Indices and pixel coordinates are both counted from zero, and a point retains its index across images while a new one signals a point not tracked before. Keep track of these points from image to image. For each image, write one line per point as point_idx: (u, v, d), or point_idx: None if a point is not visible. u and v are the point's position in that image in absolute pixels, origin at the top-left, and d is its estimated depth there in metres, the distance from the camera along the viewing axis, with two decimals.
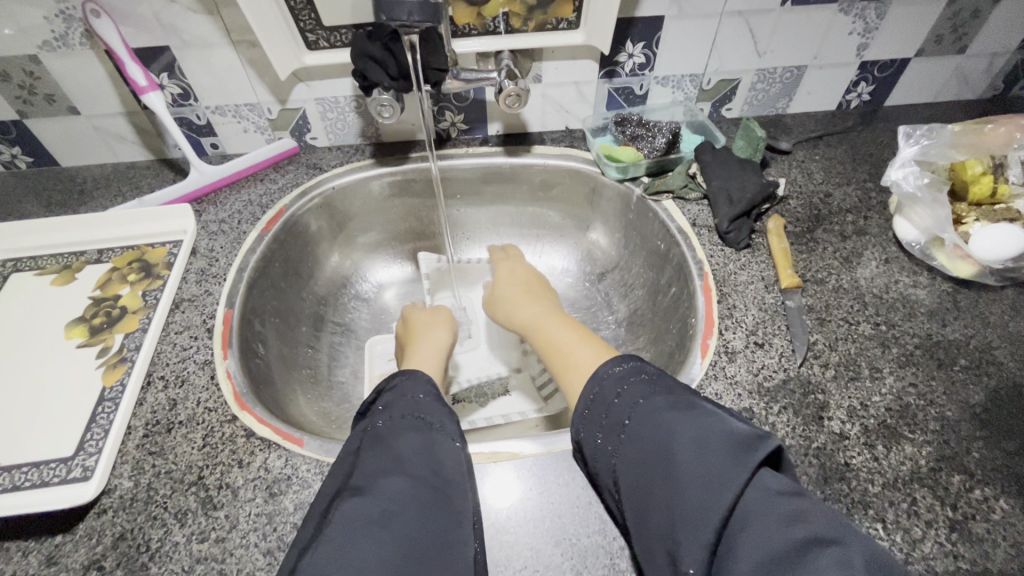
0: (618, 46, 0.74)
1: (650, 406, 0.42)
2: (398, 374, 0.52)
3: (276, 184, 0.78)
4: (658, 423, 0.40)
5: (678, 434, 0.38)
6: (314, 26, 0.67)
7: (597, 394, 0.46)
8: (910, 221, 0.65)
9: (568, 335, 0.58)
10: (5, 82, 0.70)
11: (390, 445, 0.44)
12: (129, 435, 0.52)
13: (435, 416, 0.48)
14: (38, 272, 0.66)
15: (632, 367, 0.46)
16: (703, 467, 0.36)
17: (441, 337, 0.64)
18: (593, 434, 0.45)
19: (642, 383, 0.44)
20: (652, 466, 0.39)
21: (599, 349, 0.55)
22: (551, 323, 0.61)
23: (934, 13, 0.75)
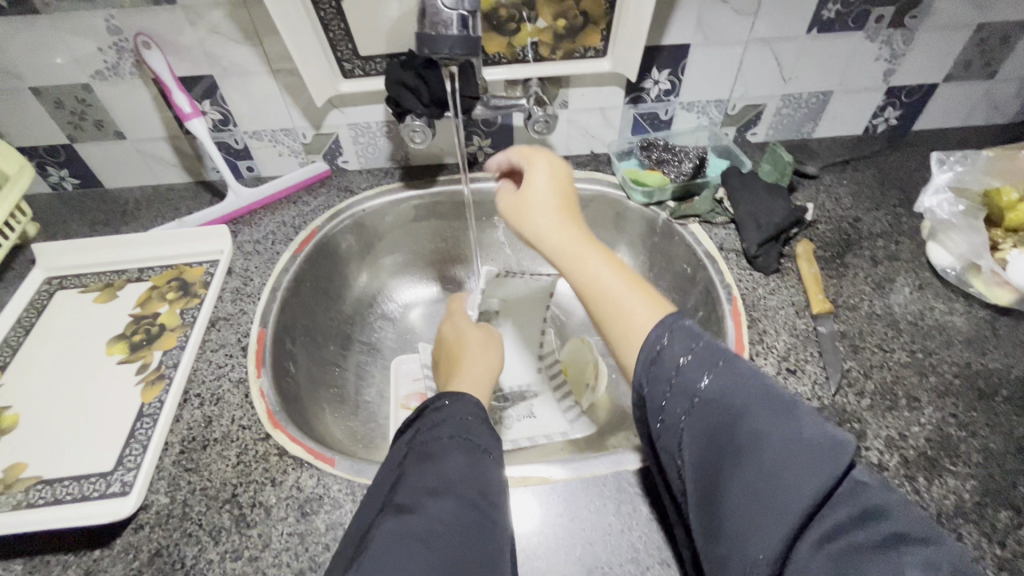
0: (644, 73, 0.76)
1: (726, 381, 0.36)
2: (447, 396, 0.53)
3: (309, 206, 0.80)
4: (737, 406, 0.34)
5: (761, 420, 0.33)
6: (350, 55, 0.70)
7: (656, 363, 0.39)
8: (944, 247, 0.64)
9: (615, 279, 0.47)
10: (59, 109, 0.74)
11: (436, 463, 0.46)
12: (166, 451, 0.53)
13: (481, 438, 0.49)
14: (82, 290, 0.68)
15: (681, 329, 0.40)
16: (788, 462, 0.31)
17: (491, 358, 0.64)
18: (654, 394, 0.38)
19: (706, 348, 0.38)
20: (725, 453, 0.34)
21: (655, 299, 0.45)
22: (597, 262, 0.49)
23: (961, 39, 0.75)
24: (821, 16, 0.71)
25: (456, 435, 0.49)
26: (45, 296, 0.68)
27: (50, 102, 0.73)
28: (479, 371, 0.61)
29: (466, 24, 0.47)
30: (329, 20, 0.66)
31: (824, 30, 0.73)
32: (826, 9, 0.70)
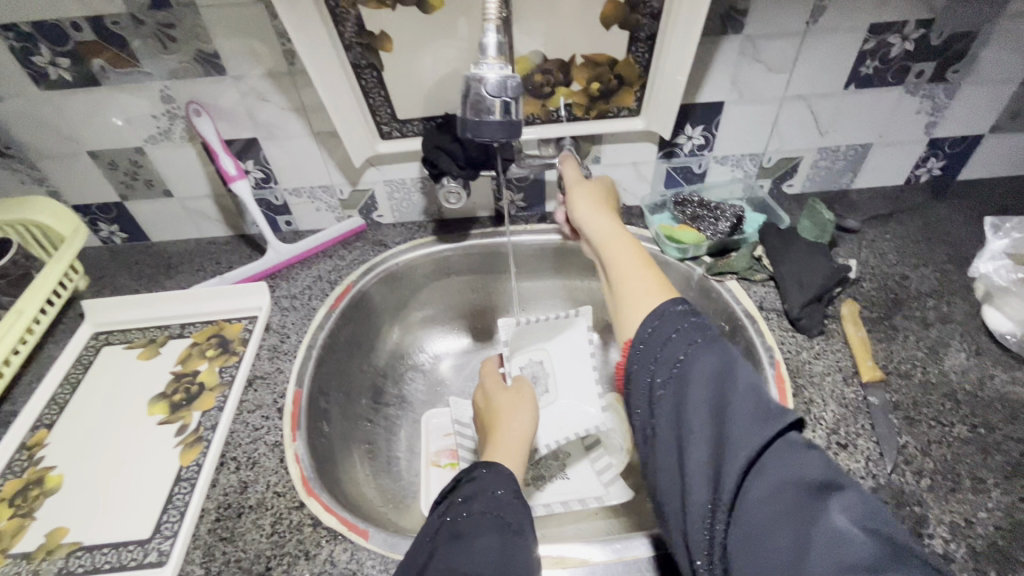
0: (678, 129, 0.76)
1: (699, 357, 0.44)
2: (479, 466, 0.53)
3: (344, 260, 0.81)
4: (705, 375, 0.42)
5: (723, 388, 0.41)
6: (389, 118, 0.71)
7: (655, 325, 0.49)
8: (1003, 312, 0.61)
9: (632, 261, 0.58)
10: (112, 170, 0.78)
11: (467, 542, 0.45)
12: (202, 518, 0.53)
13: (514, 518, 0.48)
14: (127, 346, 0.70)
15: (683, 314, 0.49)
16: (739, 419, 0.38)
17: (525, 422, 0.62)
18: (645, 358, 0.47)
19: (695, 327, 0.47)
20: (691, 412, 0.41)
21: (658, 286, 0.54)
22: (630, 255, 0.58)
23: (1007, 92, 0.73)
24: (859, 72, 0.70)
25: (487, 513, 0.48)
26: (91, 352, 0.70)
27: (105, 164, 0.77)
28: (513, 440, 0.60)
29: (509, 110, 0.48)
30: (370, 88, 0.68)
31: (862, 85, 0.72)
32: (864, 66, 0.70)
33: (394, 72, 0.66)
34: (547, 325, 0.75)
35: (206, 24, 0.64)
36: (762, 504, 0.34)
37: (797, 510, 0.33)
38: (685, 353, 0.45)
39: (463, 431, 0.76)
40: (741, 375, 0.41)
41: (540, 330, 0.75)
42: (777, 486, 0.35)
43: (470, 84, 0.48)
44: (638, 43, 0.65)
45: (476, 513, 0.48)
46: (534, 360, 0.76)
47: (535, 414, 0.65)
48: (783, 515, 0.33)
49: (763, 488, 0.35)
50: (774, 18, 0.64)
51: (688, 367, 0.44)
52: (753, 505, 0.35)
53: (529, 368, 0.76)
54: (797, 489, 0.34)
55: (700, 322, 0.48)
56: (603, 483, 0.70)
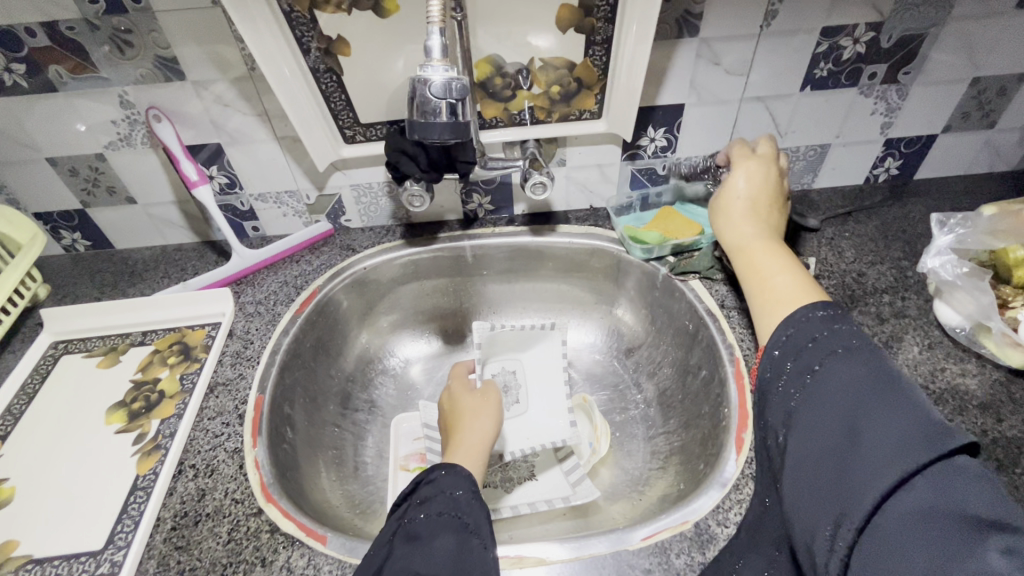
0: (640, 132, 0.77)
1: (845, 364, 0.42)
2: (439, 467, 0.52)
3: (311, 264, 0.81)
4: (849, 383, 0.41)
5: (870, 400, 0.39)
6: (352, 123, 0.71)
7: (795, 331, 0.47)
8: (952, 307, 0.63)
9: (774, 264, 0.55)
10: (73, 177, 0.77)
11: (426, 546, 0.45)
12: (158, 527, 0.52)
13: (473, 518, 0.48)
14: (86, 355, 0.69)
15: (817, 317, 0.47)
16: (888, 436, 0.36)
17: (487, 424, 0.63)
18: (781, 357, 0.46)
19: (844, 333, 0.44)
20: (828, 420, 0.40)
21: (811, 289, 0.51)
22: (768, 257, 0.56)
23: (956, 92, 0.75)
24: (813, 74, 0.72)
25: (445, 514, 0.48)
26: (49, 361, 0.69)
27: (65, 171, 0.76)
28: (473, 442, 0.60)
29: (454, 112, 0.49)
30: (331, 92, 0.68)
31: (818, 87, 0.73)
32: (818, 68, 0.71)
33: (354, 76, 0.66)
34: (522, 335, 0.76)
35: (162, 29, 0.63)
36: (903, 538, 0.32)
37: (951, 548, 0.31)
38: (825, 364, 0.43)
39: (431, 434, 0.75)
40: (898, 391, 0.39)
41: (513, 339, 0.75)
42: (924, 520, 0.32)
43: (416, 86, 0.49)
44: (596, 46, 0.66)
45: (435, 514, 0.48)
46: (506, 369, 0.76)
47: (497, 420, 0.64)
48: (926, 543, 0.32)
49: (905, 522, 0.33)
50: (728, 21, 0.66)
51: (830, 375, 0.42)
52: (891, 538, 0.33)
53: (501, 376, 0.76)
54: (951, 522, 0.32)
55: (856, 328, 0.45)
56: (570, 483, 0.70)
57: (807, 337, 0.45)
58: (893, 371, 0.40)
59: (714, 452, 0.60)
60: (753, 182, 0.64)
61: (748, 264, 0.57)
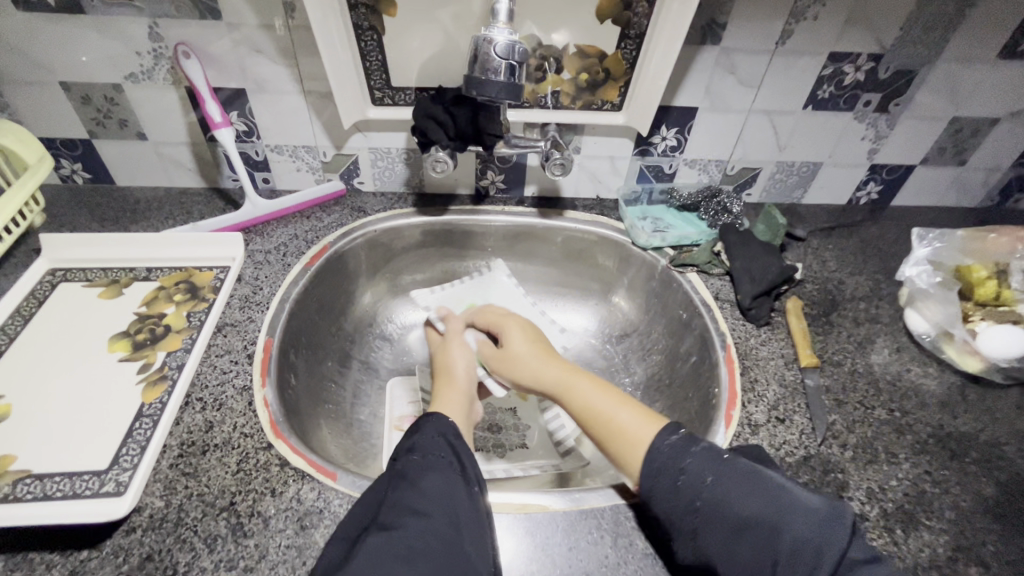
0: (654, 129, 0.81)
1: (735, 481, 0.45)
2: (421, 417, 0.54)
3: (322, 221, 0.82)
4: (742, 491, 0.44)
5: (767, 505, 0.43)
6: (383, 85, 0.73)
7: (658, 469, 0.48)
8: (922, 315, 0.69)
9: (605, 401, 0.55)
10: (85, 105, 0.75)
11: (413, 482, 0.47)
12: (165, 453, 0.52)
13: (455, 457, 0.50)
14: (87, 284, 0.68)
15: (683, 433, 0.49)
16: (783, 525, 0.42)
17: (461, 364, 0.66)
18: (663, 489, 0.47)
19: (709, 451, 0.47)
20: (750, 540, 0.42)
21: (645, 415, 0.53)
22: (585, 389, 0.57)
23: (937, 129, 0.83)
24: (817, 94, 0.78)
25: (427, 454, 0.49)
26: (47, 287, 0.67)
27: (77, 97, 0.74)
28: (457, 384, 0.64)
29: (513, 73, 0.56)
30: (368, 50, 0.69)
31: (819, 107, 0.79)
32: (821, 89, 0.77)
33: (393, 37, 0.68)
34: (466, 293, 0.84)
35: None
36: None
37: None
38: (708, 491, 0.45)
39: (429, 399, 0.78)
40: (769, 487, 0.44)
41: (461, 297, 0.83)
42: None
43: (480, 45, 0.56)
44: (628, 40, 0.70)
45: (420, 456, 0.49)
46: None
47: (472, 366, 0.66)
48: None
49: None
50: (748, 34, 0.71)
51: (720, 492, 0.44)
52: None
53: None
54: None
55: (699, 442, 0.48)
56: (560, 453, 0.73)
57: (674, 463, 0.47)
58: (759, 474, 0.45)
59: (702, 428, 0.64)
60: (524, 338, 0.67)
61: (579, 404, 0.57)
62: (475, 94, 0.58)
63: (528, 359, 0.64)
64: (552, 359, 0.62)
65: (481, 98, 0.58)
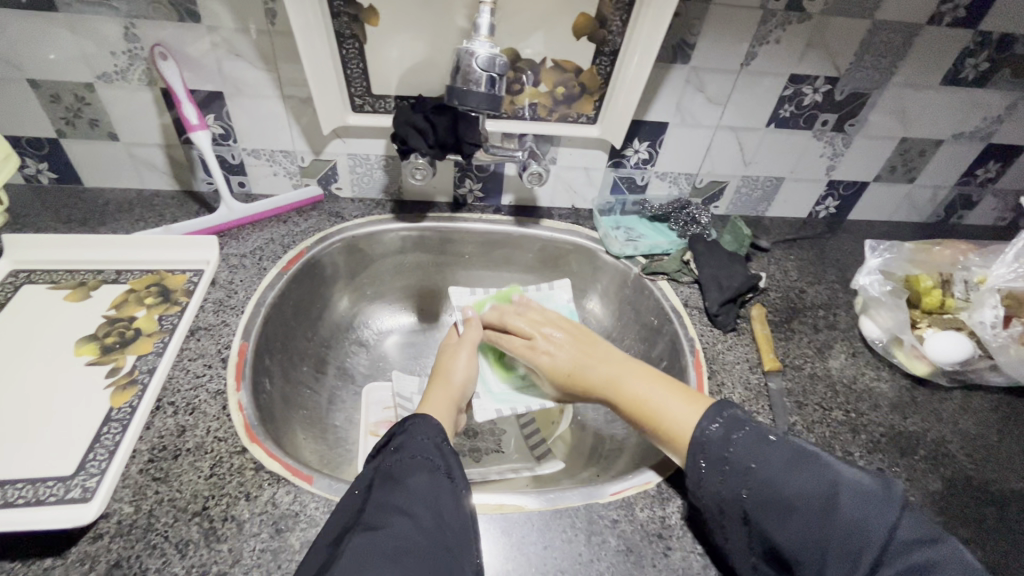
0: (627, 142, 0.84)
1: (776, 461, 0.46)
2: (409, 417, 0.54)
3: (299, 226, 0.82)
4: (782, 478, 0.45)
5: (814, 482, 0.44)
6: (363, 92, 0.74)
7: (707, 457, 0.48)
8: (875, 322, 0.74)
9: (656, 390, 0.55)
10: (54, 104, 0.73)
11: (400, 483, 0.47)
12: (134, 458, 0.51)
13: (441, 458, 0.51)
14: (52, 287, 0.67)
15: (729, 415, 0.50)
16: (835, 498, 0.43)
17: (461, 368, 0.66)
18: (714, 482, 0.47)
19: (751, 435, 0.48)
20: (799, 518, 0.43)
21: (693, 399, 0.53)
22: (638, 381, 0.56)
23: (888, 149, 0.89)
24: (778, 114, 0.82)
25: (416, 455, 0.50)
26: (9, 289, 0.66)
27: (46, 96, 0.73)
28: (453, 389, 0.64)
29: (493, 85, 0.58)
30: (349, 58, 0.70)
31: (781, 125, 0.84)
32: (783, 109, 0.82)
33: (375, 46, 0.69)
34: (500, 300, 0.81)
35: None
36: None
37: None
38: (755, 466, 0.46)
39: (405, 404, 0.78)
40: (817, 466, 0.45)
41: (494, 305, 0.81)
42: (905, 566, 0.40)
43: (462, 56, 0.58)
44: (603, 56, 0.73)
45: (405, 456, 0.50)
46: None
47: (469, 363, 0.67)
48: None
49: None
50: (715, 55, 0.75)
51: (770, 473, 0.45)
52: None
53: None
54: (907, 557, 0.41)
55: (745, 424, 0.49)
56: (535, 457, 0.74)
57: (719, 445, 0.48)
58: (805, 453, 0.46)
59: None
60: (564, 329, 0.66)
61: (627, 399, 0.56)
62: (456, 104, 0.59)
63: (560, 358, 0.63)
64: (595, 354, 0.61)
65: (462, 108, 0.59)
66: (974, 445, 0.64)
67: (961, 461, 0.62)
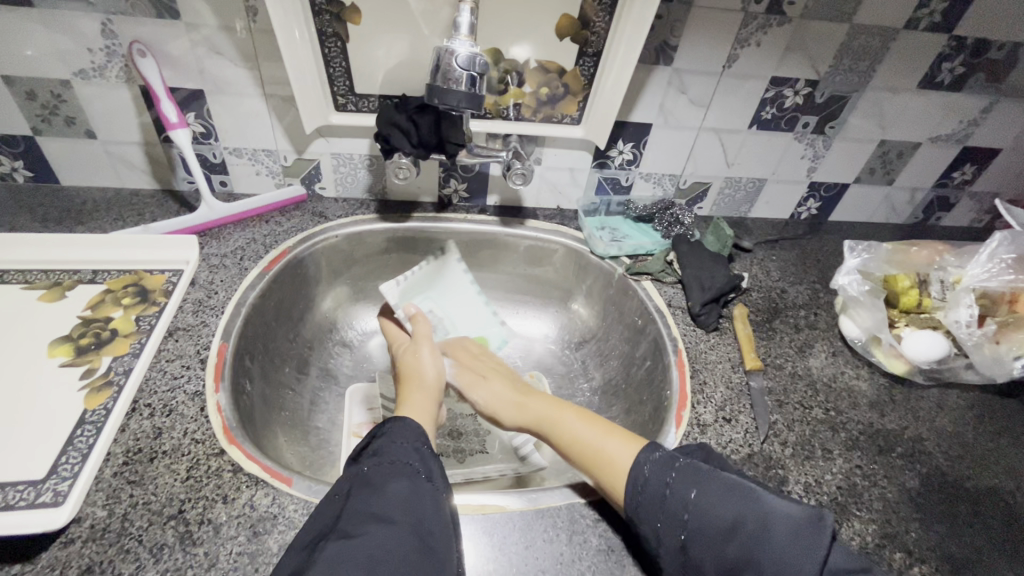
0: (612, 143, 0.85)
1: (712, 496, 0.46)
2: (391, 420, 0.54)
3: (281, 226, 0.81)
4: (723, 510, 0.45)
5: (754, 513, 0.44)
6: (346, 91, 0.73)
7: (645, 498, 0.48)
8: (854, 321, 0.75)
9: (592, 432, 0.55)
10: (29, 101, 0.72)
11: (379, 489, 0.47)
12: (108, 461, 0.50)
13: (422, 464, 0.50)
14: (26, 287, 0.65)
15: (658, 458, 0.50)
16: (771, 526, 0.43)
17: (428, 367, 0.66)
18: (654, 525, 0.47)
19: (688, 470, 0.48)
20: (739, 548, 0.43)
21: (630, 438, 0.54)
22: (571, 419, 0.58)
23: (867, 151, 0.90)
24: (760, 116, 0.83)
25: (396, 461, 0.49)
26: None
27: (21, 93, 0.71)
28: (427, 386, 0.64)
29: (473, 84, 0.58)
30: (332, 56, 0.70)
31: (762, 127, 0.85)
32: (764, 111, 0.83)
33: (358, 44, 0.69)
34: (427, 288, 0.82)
35: None
36: None
37: None
38: (693, 500, 0.46)
39: (388, 405, 0.77)
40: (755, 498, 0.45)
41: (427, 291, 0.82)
42: None
43: (443, 55, 0.58)
44: (587, 57, 0.73)
45: (385, 462, 0.50)
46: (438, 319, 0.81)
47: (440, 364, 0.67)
48: None
49: None
50: (697, 57, 0.75)
51: (707, 505, 0.46)
52: None
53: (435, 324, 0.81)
54: None
55: (682, 460, 0.49)
56: (520, 457, 0.74)
57: (659, 489, 0.48)
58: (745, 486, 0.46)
59: (655, 429, 0.67)
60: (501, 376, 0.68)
61: (563, 437, 0.57)
62: (436, 103, 0.59)
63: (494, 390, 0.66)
64: (535, 395, 0.63)
65: (442, 107, 0.59)
66: (950, 442, 0.65)
67: (937, 458, 0.63)
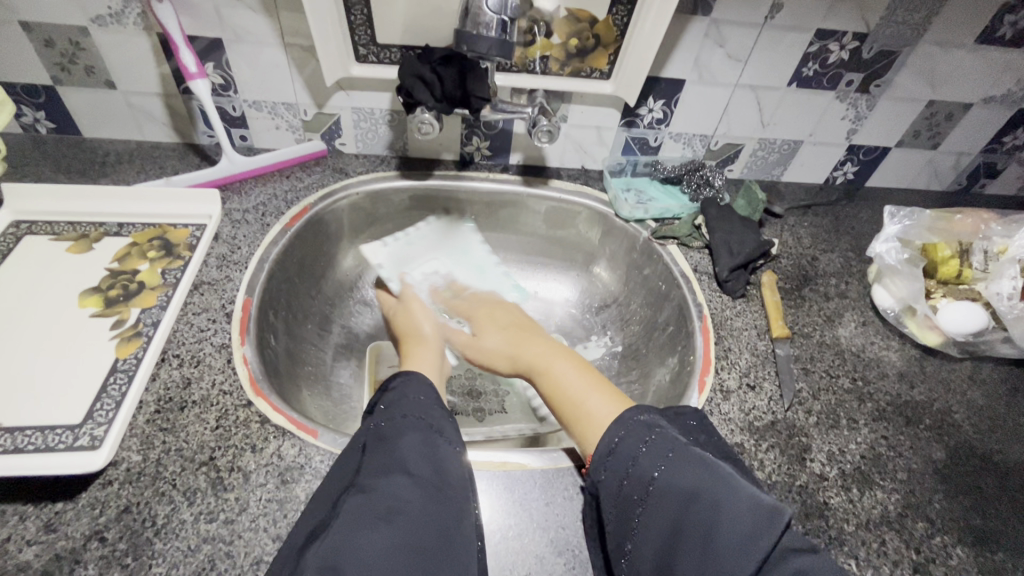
0: (642, 100, 0.81)
1: (679, 470, 0.41)
2: (398, 376, 0.52)
3: (301, 182, 0.80)
4: (685, 491, 0.40)
5: (706, 482, 0.39)
6: (368, 41, 0.71)
7: (613, 464, 0.45)
8: (888, 290, 0.72)
9: (580, 384, 0.55)
10: (48, 48, 0.71)
11: (392, 444, 0.45)
12: (141, 409, 0.52)
13: (434, 418, 0.48)
14: (55, 238, 0.66)
15: (636, 422, 0.46)
16: (706, 494, 0.39)
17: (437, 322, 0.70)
18: (610, 480, 0.45)
19: (662, 440, 0.44)
20: (675, 519, 0.40)
21: (614, 399, 0.53)
22: (563, 365, 0.58)
23: (915, 111, 0.85)
24: (801, 72, 0.78)
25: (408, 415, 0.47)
26: (11, 239, 0.65)
27: (40, 40, 0.70)
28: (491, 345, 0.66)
29: (505, 30, 0.56)
30: (353, 3, 0.67)
31: (803, 85, 0.80)
32: (806, 67, 0.78)
33: None
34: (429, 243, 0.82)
35: None
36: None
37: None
38: (663, 467, 0.42)
39: None
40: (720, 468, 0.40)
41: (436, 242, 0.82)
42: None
43: None
44: (620, 5, 0.69)
45: (398, 416, 0.48)
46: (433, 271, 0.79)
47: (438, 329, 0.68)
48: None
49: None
50: (738, 7, 0.71)
51: (669, 480, 0.41)
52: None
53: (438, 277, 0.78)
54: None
55: (669, 434, 0.45)
56: (538, 416, 0.75)
57: (632, 450, 0.44)
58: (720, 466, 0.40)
59: (676, 393, 0.66)
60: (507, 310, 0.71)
61: (552, 386, 0.58)
62: (465, 49, 0.57)
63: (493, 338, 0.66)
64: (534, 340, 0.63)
65: (471, 54, 0.57)
66: (980, 416, 0.63)
67: (966, 431, 0.62)
